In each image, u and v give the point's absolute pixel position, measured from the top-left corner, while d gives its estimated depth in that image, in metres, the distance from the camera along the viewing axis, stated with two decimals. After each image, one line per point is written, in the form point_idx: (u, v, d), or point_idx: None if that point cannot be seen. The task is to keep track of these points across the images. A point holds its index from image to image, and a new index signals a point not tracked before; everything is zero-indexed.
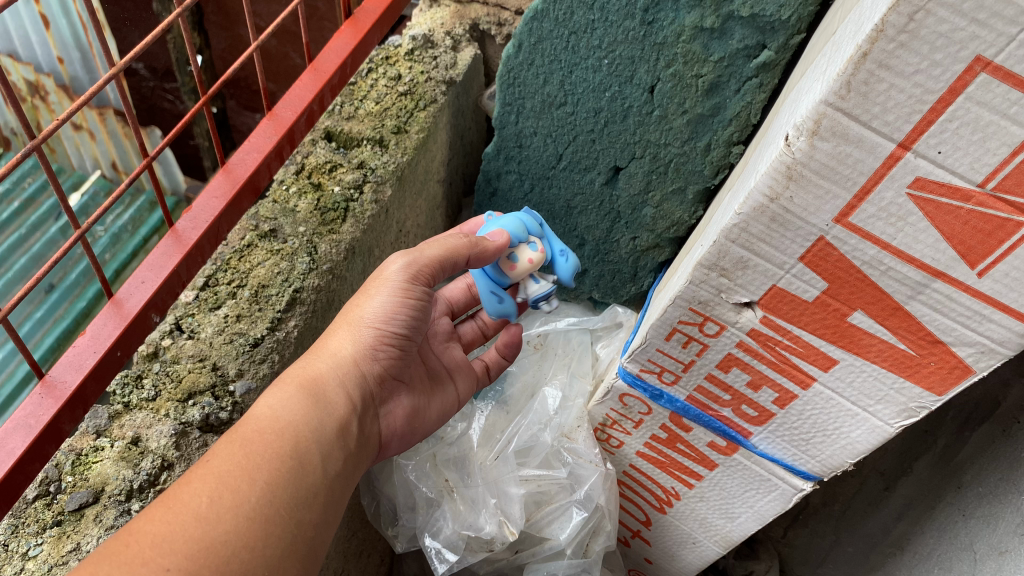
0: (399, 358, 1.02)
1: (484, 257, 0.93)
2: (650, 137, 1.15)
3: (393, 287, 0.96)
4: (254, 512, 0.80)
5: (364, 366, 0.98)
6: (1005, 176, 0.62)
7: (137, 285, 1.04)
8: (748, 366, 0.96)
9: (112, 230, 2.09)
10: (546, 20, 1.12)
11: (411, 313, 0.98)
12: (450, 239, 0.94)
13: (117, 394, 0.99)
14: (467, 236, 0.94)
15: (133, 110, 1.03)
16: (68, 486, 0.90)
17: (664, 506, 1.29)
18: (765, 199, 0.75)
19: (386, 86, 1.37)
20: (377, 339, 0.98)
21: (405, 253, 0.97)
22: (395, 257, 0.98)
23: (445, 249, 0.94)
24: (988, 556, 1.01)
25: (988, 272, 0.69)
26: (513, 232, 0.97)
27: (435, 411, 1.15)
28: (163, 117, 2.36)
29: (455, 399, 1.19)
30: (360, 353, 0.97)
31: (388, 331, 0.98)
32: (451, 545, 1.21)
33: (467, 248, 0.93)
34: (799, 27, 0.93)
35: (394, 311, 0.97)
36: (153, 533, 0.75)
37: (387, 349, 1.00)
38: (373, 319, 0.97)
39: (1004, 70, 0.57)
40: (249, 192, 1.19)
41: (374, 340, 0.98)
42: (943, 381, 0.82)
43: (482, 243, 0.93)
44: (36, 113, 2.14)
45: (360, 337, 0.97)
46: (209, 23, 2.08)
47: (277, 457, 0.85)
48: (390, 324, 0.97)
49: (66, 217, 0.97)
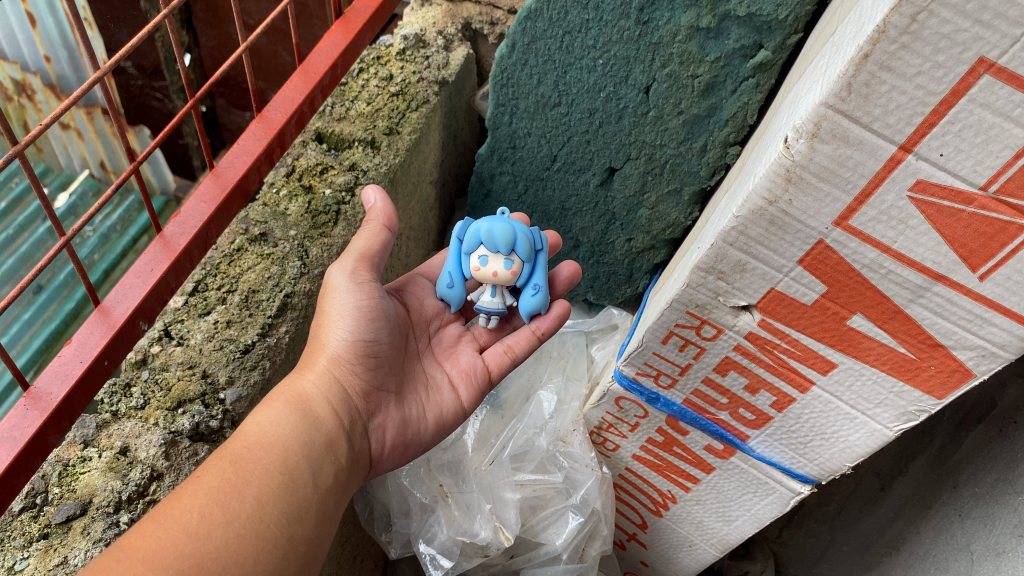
0: (376, 366, 1.01)
1: (393, 222, 1.02)
2: (645, 138, 1.13)
3: (345, 293, 0.96)
4: (244, 529, 0.79)
5: (342, 379, 0.97)
6: (1009, 179, 0.61)
7: (125, 292, 1.00)
8: (746, 370, 0.95)
9: (101, 230, 2.06)
10: (540, 20, 1.10)
11: (377, 319, 0.98)
12: (369, 233, 1.00)
13: (105, 402, 0.97)
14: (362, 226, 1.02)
15: (119, 109, 0.98)
16: (55, 498, 0.88)
17: (660, 509, 1.28)
18: (764, 202, 0.74)
19: (377, 86, 1.35)
20: (351, 350, 0.97)
21: (343, 257, 0.99)
22: (336, 266, 0.99)
23: (372, 243, 0.99)
24: (986, 557, 1.00)
25: (989, 276, 0.68)
26: (496, 237, 0.98)
27: (433, 420, 1.08)
28: (150, 116, 2.31)
29: (456, 404, 1.11)
30: (337, 365, 0.97)
31: (358, 341, 0.97)
32: (446, 551, 1.19)
33: (383, 224, 1.01)
34: (796, 27, 0.92)
35: (359, 319, 0.96)
36: (144, 548, 0.73)
37: (364, 360, 0.98)
38: (337, 331, 0.97)
39: (1009, 72, 0.56)
40: (238, 196, 1.15)
41: (348, 352, 0.97)
42: (943, 384, 0.81)
43: (371, 207, 1.02)
44: (22, 113, 2.09)
45: (332, 348, 0.97)
46: (198, 20, 2.05)
47: (267, 472, 0.84)
48: (358, 332, 0.96)
49: (51, 223, 0.92)
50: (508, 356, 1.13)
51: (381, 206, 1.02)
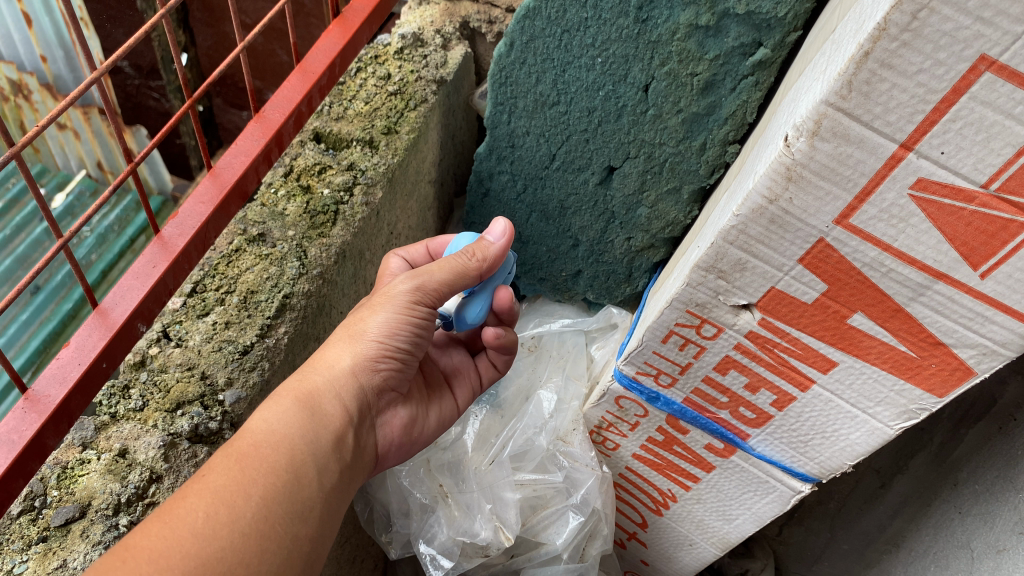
0: (398, 368, 1.00)
1: (491, 271, 0.99)
2: (645, 137, 1.13)
3: (398, 306, 0.94)
4: (249, 528, 0.78)
5: (364, 379, 0.96)
6: (1010, 177, 0.61)
7: (123, 293, 1.00)
8: (746, 368, 0.95)
9: (98, 230, 2.05)
10: (538, 18, 1.10)
11: (415, 330, 0.97)
12: (463, 269, 0.95)
13: (103, 404, 0.96)
14: (475, 257, 0.96)
15: (116, 110, 0.96)
16: (54, 501, 0.88)
17: (660, 509, 1.28)
18: (764, 200, 0.74)
19: (375, 85, 1.35)
20: (380, 353, 0.96)
21: (413, 274, 0.95)
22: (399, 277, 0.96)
23: (458, 282, 0.96)
24: (986, 555, 1.00)
25: (991, 274, 0.68)
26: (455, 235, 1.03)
27: (434, 419, 1.11)
28: (147, 116, 2.31)
29: (454, 405, 1.15)
30: (364, 366, 0.96)
31: (390, 346, 0.96)
32: (446, 551, 1.19)
33: (478, 270, 0.97)
34: (795, 24, 0.92)
35: (396, 328, 0.95)
36: (149, 548, 0.73)
37: (388, 362, 0.98)
38: (377, 335, 0.95)
39: (1011, 69, 0.56)
40: (238, 197, 1.14)
41: (378, 354, 0.96)
42: (944, 382, 0.81)
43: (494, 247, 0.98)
44: (18, 113, 2.06)
45: (360, 348, 0.95)
46: (195, 19, 2.04)
47: (272, 471, 0.83)
48: (392, 339, 0.95)
49: (48, 224, 0.91)
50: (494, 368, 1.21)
51: (498, 251, 0.98)
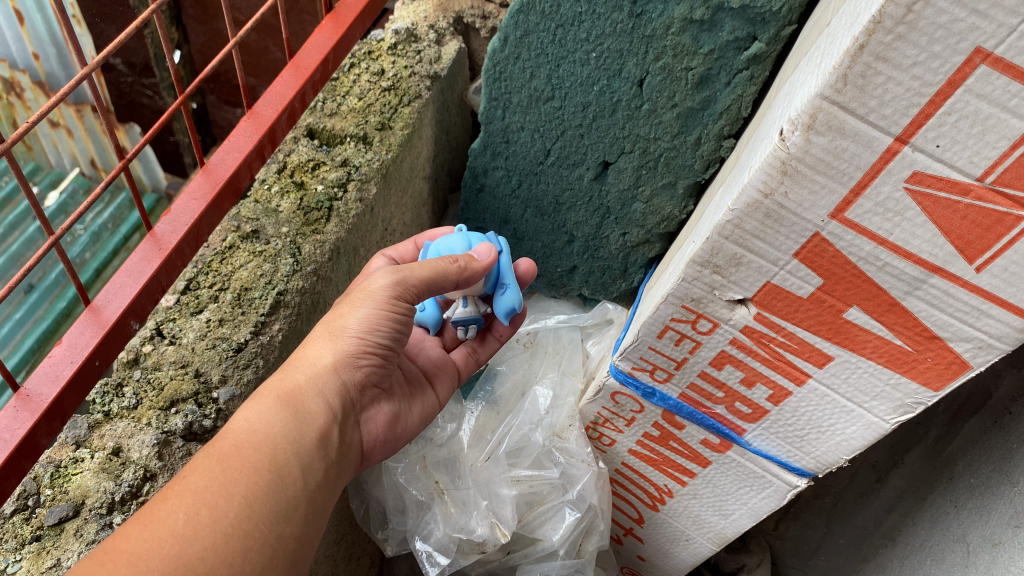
0: (380, 365, 1.00)
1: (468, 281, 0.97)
2: (639, 132, 1.13)
3: (377, 304, 0.94)
4: (232, 528, 0.78)
5: (345, 376, 0.96)
6: (1005, 170, 0.61)
7: (116, 291, 1.01)
8: (742, 363, 0.94)
9: (91, 229, 2.04)
10: (532, 13, 1.09)
11: (394, 325, 0.97)
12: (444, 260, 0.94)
13: (97, 403, 0.96)
14: (457, 261, 0.94)
15: (106, 104, 0.94)
16: (47, 500, 0.87)
17: (656, 504, 1.29)
18: (759, 194, 0.74)
19: (368, 81, 1.34)
20: (361, 350, 0.96)
21: (394, 269, 0.94)
22: (380, 272, 0.96)
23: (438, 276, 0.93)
24: (982, 548, 1.01)
25: (986, 267, 0.68)
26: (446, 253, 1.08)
27: (417, 414, 1.13)
28: (139, 113, 2.29)
29: (436, 402, 1.18)
30: (343, 364, 0.95)
31: (370, 341, 0.96)
32: (443, 548, 1.19)
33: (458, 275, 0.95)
34: (790, 19, 0.92)
35: (377, 324, 0.95)
36: (129, 551, 0.73)
37: (369, 358, 0.98)
38: (355, 332, 0.94)
39: (1006, 62, 0.56)
40: (230, 193, 1.15)
41: (357, 350, 0.95)
42: (940, 376, 0.81)
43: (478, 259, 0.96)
44: (11, 110, 2.06)
45: (342, 347, 0.94)
46: (187, 17, 2.02)
47: (255, 471, 0.83)
48: (373, 334, 0.95)
49: (40, 223, 0.90)
50: (474, 357, 1.24)
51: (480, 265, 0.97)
